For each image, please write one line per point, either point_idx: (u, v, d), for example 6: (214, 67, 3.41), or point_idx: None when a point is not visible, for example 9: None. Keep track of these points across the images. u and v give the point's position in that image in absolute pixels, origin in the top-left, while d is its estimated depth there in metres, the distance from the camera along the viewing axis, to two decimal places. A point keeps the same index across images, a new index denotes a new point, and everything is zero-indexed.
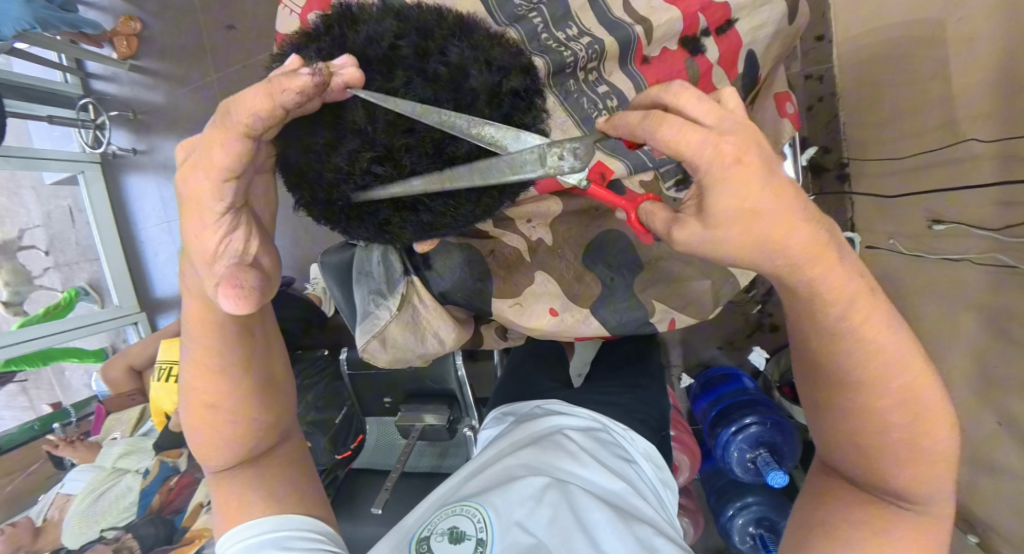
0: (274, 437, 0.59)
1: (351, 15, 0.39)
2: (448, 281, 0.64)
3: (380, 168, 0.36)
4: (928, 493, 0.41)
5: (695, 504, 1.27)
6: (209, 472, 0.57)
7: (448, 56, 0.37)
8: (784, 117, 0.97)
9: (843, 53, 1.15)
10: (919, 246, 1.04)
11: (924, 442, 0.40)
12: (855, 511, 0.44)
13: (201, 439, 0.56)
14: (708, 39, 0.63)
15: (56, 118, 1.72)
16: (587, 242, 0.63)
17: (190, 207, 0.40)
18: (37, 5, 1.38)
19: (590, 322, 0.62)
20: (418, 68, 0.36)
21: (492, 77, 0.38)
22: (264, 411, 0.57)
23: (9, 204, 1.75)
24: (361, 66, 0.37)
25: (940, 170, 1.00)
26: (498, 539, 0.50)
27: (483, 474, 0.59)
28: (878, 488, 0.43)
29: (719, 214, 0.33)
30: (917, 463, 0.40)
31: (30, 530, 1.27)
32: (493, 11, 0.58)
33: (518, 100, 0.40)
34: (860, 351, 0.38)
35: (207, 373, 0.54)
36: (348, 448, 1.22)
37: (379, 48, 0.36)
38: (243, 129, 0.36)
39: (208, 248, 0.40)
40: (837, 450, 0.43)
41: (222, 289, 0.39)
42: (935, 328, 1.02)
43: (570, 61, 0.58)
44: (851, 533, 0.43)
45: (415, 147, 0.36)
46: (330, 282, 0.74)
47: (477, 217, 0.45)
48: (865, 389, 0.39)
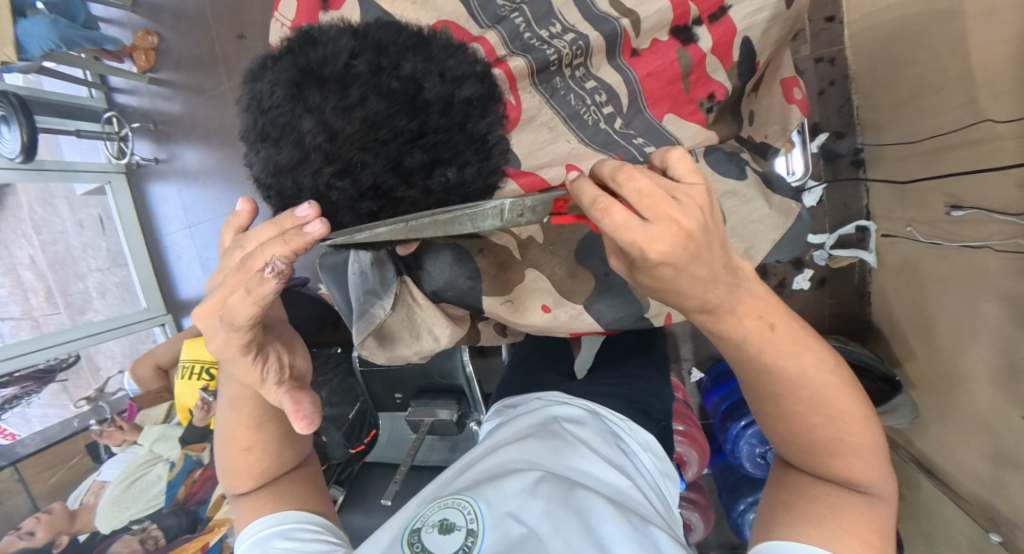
0: (296, 459, 0.63)
1: (310, 37, 0.41)
2: (438, 280, 0.65)
3: (340, 183, 0.38)
4: (871, 476, 0.44)
5: (705, 499, 1.25)
6: (233, 497, 0.61)
7: (401, 70, 0.39)
8: (791, 104, 0.93)
9: (855, 35, 1.18)
10: (941, 235, 1.02)
11: (849, 433, 0.43)
12: (814, 489, 0.45)
13: (231, 467, 0.60)
14: (701, 28, 0.63)
15: (82, 132, 1.79)
16: (580, 236, 0.62)
17: (229, 362, 0.49)
18: (61, 24, 1.44)
19: (584, 318, 0.64)
20: (374, 84, 0.37)
21: (444, 89, 0.40)
22: (282, 434, 0.60)
23: (45, 214, 1.85)
24: (316, 85, 0.37)
25: (962, 150, 0.95)
26: (489, 529, 0.51)
27: (477, 466, 0.60)
28: (830, 472, 0.44)
29: (654, 275, 0.36)
30: (848, 453, 0.43)
31: (65, 514, 1.34)
32: (475, 12, 0.60)
33: (471, 108, 0.43)
34: (780, 362, 0.41)
35: (240, 422, 0.58)
36: (363, 443, 1.30)
37: (335, 67, 0.37)
38: (248, 322, 0.45)
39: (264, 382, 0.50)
40: (797, 436, 0.44)
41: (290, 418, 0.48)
42: (959, 316, 0.99)
43: (554, 58, 0.59)
44: (814, 509, 0.44)
45: (371, 162, 0.37)
46: (329, 282, 0.76)
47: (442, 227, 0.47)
48: (790, 393, 0.43)
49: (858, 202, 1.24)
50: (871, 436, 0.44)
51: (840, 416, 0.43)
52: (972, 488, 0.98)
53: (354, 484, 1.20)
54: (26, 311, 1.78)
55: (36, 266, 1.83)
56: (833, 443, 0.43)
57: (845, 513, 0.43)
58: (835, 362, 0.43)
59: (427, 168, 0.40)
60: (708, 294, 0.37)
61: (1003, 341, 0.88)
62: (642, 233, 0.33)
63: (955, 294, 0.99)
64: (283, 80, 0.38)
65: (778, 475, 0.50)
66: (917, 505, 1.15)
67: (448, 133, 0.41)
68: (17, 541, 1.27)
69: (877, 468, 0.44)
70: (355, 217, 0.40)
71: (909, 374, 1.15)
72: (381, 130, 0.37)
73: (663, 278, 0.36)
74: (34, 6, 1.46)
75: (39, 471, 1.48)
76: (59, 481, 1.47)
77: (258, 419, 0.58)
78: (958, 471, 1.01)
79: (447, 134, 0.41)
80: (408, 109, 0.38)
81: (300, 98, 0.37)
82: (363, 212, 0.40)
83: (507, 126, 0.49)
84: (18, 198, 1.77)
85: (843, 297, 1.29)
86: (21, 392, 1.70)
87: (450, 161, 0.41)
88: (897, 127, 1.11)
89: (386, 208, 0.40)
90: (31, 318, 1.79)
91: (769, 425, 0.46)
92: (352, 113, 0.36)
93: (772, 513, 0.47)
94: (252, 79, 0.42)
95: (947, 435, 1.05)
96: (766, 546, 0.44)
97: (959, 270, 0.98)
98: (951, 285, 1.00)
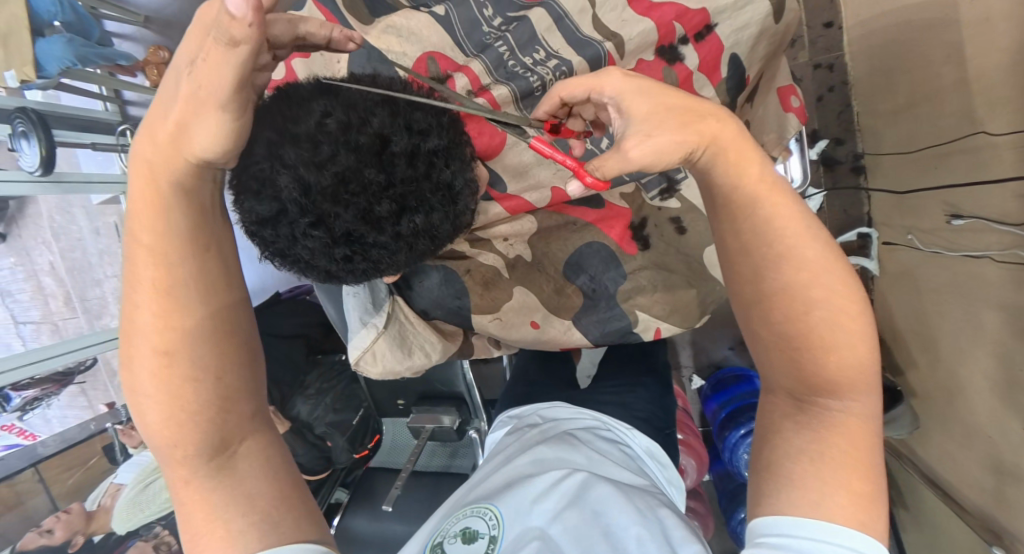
0: (246, 432, 0.51)
1: (289, 96, 0.47)
2: (428, 299, 0.70)
3: (315, 232, 0.45)
4: (854, 383, 0.41)
5: (704, 508, 1.27)
6: (171, 480, 0.48)
7: (368, 126, 0.45)
8: (788, 112, 0.94)
9: (853, 40, 1.17)
10: (941, 243, 1.01)
11: (846, 326, 0.40)
12: (796, 444, 0.42)
13: (154, 432, 0.47)
14: (687, 47, 0.66)
15: (99, 144, 1.79)
16: (565, 255, 0.70)
17: (166, 91, 0.41)
18: (77, 43, 1.48)
19: (573, 333, 0.69)
20: (343, 141, 0.44)
21: (411, 141, 0.47)
22: (231, 390, 0.49)
23: (63, 223, 1.86)
24: (291, 142, 0.44)
25: (960, 159, 0.94)
26: (510, 531, 0.51)
27: (496, 475, 0.61)
28: (817, 375, 0.41)
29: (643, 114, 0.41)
30: (840, 344, 0.40)
31: (84, 515, 1.39)
32: (461, 40, 0.63)
33: (436, 156, 0.49)
34: (837, 343, 0.40)
35: (163, 373, 0.46)
36: (365, 448, 1.29)
37: (308, 126, 0.44)
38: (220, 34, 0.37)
39: (213, 50, 0.37)
40: (791, 318, 0.41)
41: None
42: (959, 325, 0.98)
43: (537, 85, 0.63)
44: (792, 463, 0.42)
45: (342, 213, 0.44)
46: (323, 298, 0.78)
47: (414, 258, 0.54)
48: (790, 256, 0.40)
49: (858, 209, 1.24)
50: (866, 331, 0.41)
51: (839, 294, 0.40)
52: (976, 500, 0.96)
53: (357, 488, 1.23)
54: (46, 315, 1.85)
55: (55, 272, 1.88)
56: (828, 324, 0.40)
57: (830, 457, 0.41)
58: (827, 240, 0.41)
59: (394, 215, 0.47)
60: (763, 203, 0.41)
61: (1004, 352, 0.87)
62: (591, 78, 0.43)
63: (956, 301, 0.98)
64: (265, 140, 0.44)
65: None
66: (920, 516, 1.14)
67: (415, 180, 0.47)
68: (37, 538, 1.32)
69: (865, 372, 0.41)
70: (330, 259, 0.48)
71: (911, 383, 1.13)
72: (349, 181, 0.44)
73: (648, 109, 0.40)
74: (51, 25, 1.51)
75: (59, 471, 1.51)
76: (77, 482, 1.51)
77: (199, 374, 0.47)
78: (961, 482, 1.00)
79: (415, 182, 0.47)
80: (376, 163, 0.44)
81: (278, 155, 0.44)
82: (336, 254, 0.48)
83: (475, 166, 0.56)
84: (39, 207, 1.85)
85: None
86: (42, 393, 1.71)
87: (417, 207, 0.48)
88: (895, 134, 1.11)
89: (356, 250, 0.48)
90: (50, 323, 1.84)
91: (752, 320, 0.44)
92: (323, 168, 0.43)
93: (758, 480, 0.44)
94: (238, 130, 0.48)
95: (950, 443, 1.03)
96: (759, 522, 0.42)
97: (958, 279, 0.97)
98: (951, 292, 0.99)
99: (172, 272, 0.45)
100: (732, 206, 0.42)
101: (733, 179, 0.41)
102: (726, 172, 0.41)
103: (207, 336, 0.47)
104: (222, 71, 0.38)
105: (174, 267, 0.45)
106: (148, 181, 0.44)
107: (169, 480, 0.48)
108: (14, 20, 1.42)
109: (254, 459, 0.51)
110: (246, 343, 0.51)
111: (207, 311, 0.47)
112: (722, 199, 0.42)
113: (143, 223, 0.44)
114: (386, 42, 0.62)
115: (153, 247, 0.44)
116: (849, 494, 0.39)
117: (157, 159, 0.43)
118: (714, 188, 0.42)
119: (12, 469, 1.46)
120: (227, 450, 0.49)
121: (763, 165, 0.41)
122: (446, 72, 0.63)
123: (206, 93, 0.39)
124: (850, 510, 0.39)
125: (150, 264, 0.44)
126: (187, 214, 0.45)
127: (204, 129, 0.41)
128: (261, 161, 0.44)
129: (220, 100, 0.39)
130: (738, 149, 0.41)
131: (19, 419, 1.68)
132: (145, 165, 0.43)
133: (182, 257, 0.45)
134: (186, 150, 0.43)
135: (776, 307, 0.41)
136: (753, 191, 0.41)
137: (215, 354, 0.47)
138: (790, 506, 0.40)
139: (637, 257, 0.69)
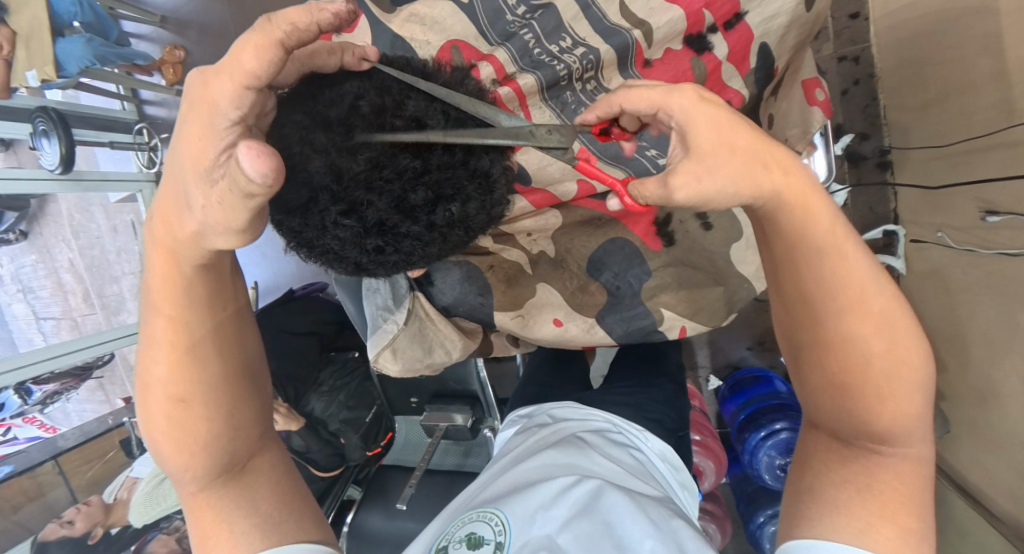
0: (257, 444, 0.51)
1: (319, 76, 0.46)
2: (449, 296, 0.69)
3: (346, 221, 0.44)
4: (907, 435, 0.40)
5: (722, 510, 1.26)
6: (182, 495, 0.48)
7: (405, 109, 0.44)
8: (813, 106, 0.90)
9: (879, 32, 1.14)
10: (975, 241, 0.97)
11: (903, 372, 0.38)
12: (845, 470, 0.42)
13: (160, 453, 0.47)
14: (716, 36, 0.64)
15: (116, 144, 1.81)
16: (588, 252, 0.68)
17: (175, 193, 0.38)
18: (96, 43, 1.51)
19: (597, 332, 0.68)
20: (377, 125, 0.42)
21: (447, 126, 0.45)
22: (238, 396, 0.48)
23: (81, 221, 1.87)
24: (323, 127, 0.42)
25: (994, 154, 0.90)
26: (515, 539, 0.49)
27: (502, 479, 0.60)
28: (868, 427, 0.40)
29: (699, 138, 0.35)
30: (896, 393, 0.39)
31: (103, 508, 1.40)
32: (485, 30, 0.62)
33: (473, 143, 0.47)
34: (890, 394, 0.39)
35: (161, 399, 0.45)
36: (379, 446, 1.32)
37: (340, 108, 0.43)
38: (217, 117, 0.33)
39: (226, 193, 0.34)
40: (843, 366, 0.39)
41: (245, 149, 0.32)
42: (993, 327, 0.94)
43: (564, 73, 0.62)
44: (838, 491, 0.42)
45: (375, 202, 0.43)
46: (341, 293, 0.78)
47: (446, 250, 0.53)
48: (854, 309, 0.38)
49: (884, 207, 1.20)
50: (923, 380, 0.39)
51: (901, 344, 0.38)
52: (1012, 510, 0.92)
53: (370, 486, 1.22)
54: (66, 311, 1.83)
55: (75, 269, 1.90)
56: (885, 376, 0.38)
57: (879, 491, 0.40)
58: (892, 288, 0.39)
59: (430, 203, 0.45)
60: (827, 245, 0.37)
61: None
62: (658, 95, 0.37)
63: (990, 303, 0.94)
64: (294, 123, 0.42)
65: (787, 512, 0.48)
66: (948, 524, 1.10)
67: (452, 168, 0.46)
68: (58, 529, 1.34)
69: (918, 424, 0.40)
70: (361, 249, 0.47)
71: (940, 387, 1.09)
72: (384, 169, 0.42)
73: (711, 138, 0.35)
74: (71, 26, 1.52)
75: (77, 464, 1.51)
76: (95, 476, 1.52)
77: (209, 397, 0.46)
78: (995, 489, 0.97)
79: (451, 170, 0.46)
80: (411, 149, 0.43)
81: (308, 138, 0.42)
82: (368, 245, 0.47)
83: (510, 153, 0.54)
84: (59, 206, 1.81)
85: None
86: (62, 387, 1.73)
87: (454, 196, 0.47)
88: (924, 128, 1.07)
89: (389, 239, 0.47)
90: (70, 319, 1.81)
91: (804, 361, 0.42)
92: (357, 154, 0.42)
93: (796, 502, 0.45)
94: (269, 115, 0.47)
95: (982, 449, 0.99)
96: (795, 543, 0.42)
97: (992, 279, 0.93)
98: (985, 292, 0.95)
99: (182, 324, 0.44)
100: (792, 253, 0.38)
101: (801, 229, 0.37)
102: (790, 221, 0.37)
103: (216, 376, 0.46)
104: (239, 212, 0.35)
105: (188, 327, 0.45)
106: (166, 262, 0.42)
107: (178, 493, 0.49)
108: (35, 22, 1.43)
109: (266, 473, 0.51)
110: (249, 362, 0.51)
111: (219, 333, 0.47)
112: (786, 243, 0.38)
113: (163, 293, 0.43)
114: (410, 32, 0.61)
115: (163, 304, 0.43)
116: (891, 525, 0.39)
117: (171, 246, 0.41)
118: (775, 229, 0.38)
119: (34, 462, 1.47)
120: (237, 465, 0.49)
121: (837, 215, 0.37)
122: (470, 61, 0.62)
123: (219, 220, 0.36)
124: (895, 542, 0.39)
125: (168, 328, 0.44)
126: (207, 286, 0.44)
127: (220, 240, 0.38)
128: (291, 146, 0.42)
129: (235, 226, 0.36)
130: (807, 198, 0.36)
131: (40, 412, 1.69)
132: (163, 248, 0.41)
133: (191, 303, 0.44)
134: (199, 248, 0.40)
135: (833, 354, 0.39)
136: (823, 239, 0.37)
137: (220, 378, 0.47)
138: (835, 533, 0.40)
139: (661, 253, 0.67)
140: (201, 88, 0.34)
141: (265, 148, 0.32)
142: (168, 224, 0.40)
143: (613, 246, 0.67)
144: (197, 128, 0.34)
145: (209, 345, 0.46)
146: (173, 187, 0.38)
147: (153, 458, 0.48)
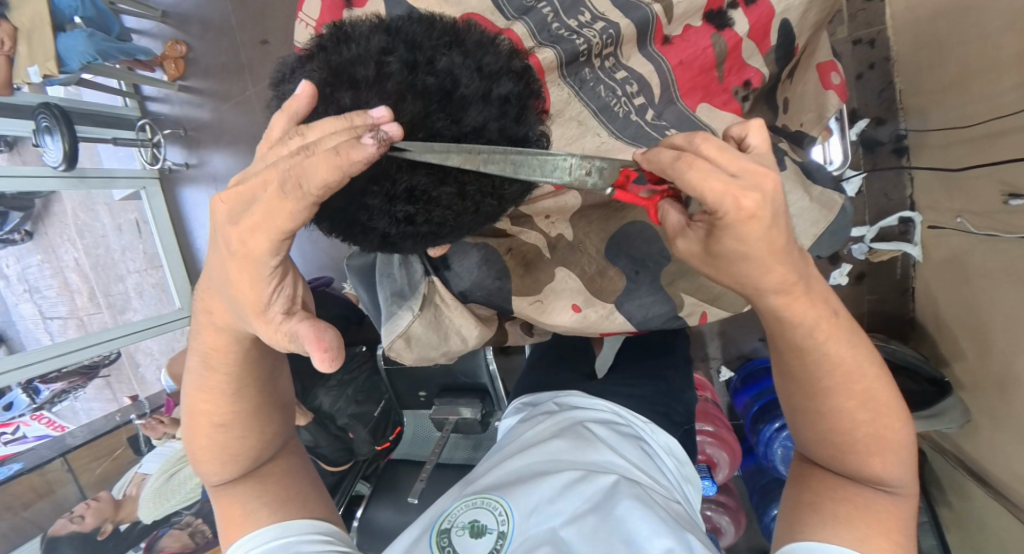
0: (276, 446, 0.54)
1: (343, 35, 0.45)
2: (466, 281, 0.67)
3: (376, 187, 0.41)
4: (905, 477, 0.45)
5: (735, 502, 1.24)
6: (211, 486, 0.52)
7: (437, 65, 0.42)
8: (828, 89, 0.86)
9: (896, 14, 1.12)
10: (996, 226, 0.94)
11: (887, 435, 0.45)
12: (843, 490, 0.46)
13: (196, 451, 0.51)
14: (737, 12, 0.63)
15: (120, 140, 1.81)
16: (608, 236, 0.67)
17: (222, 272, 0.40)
18: (99, 38, 1.49)
19: (613, 317, 0.66)
20: (408, 82, 0.41)
21: (482, 85, 0.43)
22: (264, 411, 0.52)
23: (86, 220, 1.86)
24: (350, 84, 0.41)
25: (1019, 134, 0.88)
26: (517, 529, 0.48)
27: (501, 465, 0.58)
28: (861, 472, 0.45)
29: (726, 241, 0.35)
30: (883, 450, 0.45)
31: (112, 503, 1.40)
32: (501, 4, 0.60)
33: (507, 104, 0.45)
34: (877, 466, 0.45)
35: (201, 404, 0.49)
36: (386, 440, 1.30)
37: (369, 62, 0.41)
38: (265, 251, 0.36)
39: (286, 337, 0.39)
40: (837, 433, 0.45)
41: (312, 351, 0.36)
42: (1011, 315, 0.92)
43: (583, 48, 0.59)
44: (837, 506, 0.45)
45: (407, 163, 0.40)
46: (354, 283, 0.77)
47: (478, 223, 0.50)
48: (842, 387, 0.44)
49: (900, 192, 1.18)
50: (904, 440, 0.46)
51: (882, 415, 0.44)
52: None
53: (379, 481, 1.20)
54: (72, 311, 1.81)
55: (81, 268, 1.87)
56: (870, 440, 0.44)
57: (876, 511, 0.44)
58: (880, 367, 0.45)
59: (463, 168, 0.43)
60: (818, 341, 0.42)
61: None
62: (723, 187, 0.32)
63: (1010, 289, 0.92)
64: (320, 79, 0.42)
65: (794, 515, 0.48)
66: (970, 515, 1.08)
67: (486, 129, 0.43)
68: (69, 524, 1.34)
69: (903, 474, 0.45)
70: (390, 219, 0.43)
71: (958, 376, 1.08)
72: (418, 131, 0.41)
73: (733, 246, 0.35)
74: (72, 21, 1.50)
75: (86, 461, 1.51)
76: (103, 472, 1.52)
77: (243, 411, 0.50)
78: (1012, 479, 0.95)
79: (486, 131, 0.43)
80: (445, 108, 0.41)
81: (335, 99, 0.41)
82: (397, 214, 0.42)
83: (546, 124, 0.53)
84: (63, 205, 1.78)
85: (883, 292, 1.24)
86: (69, 386, 1.72)
87: None
88: (945, 113, 1.05)
89: (420, 209, 0.43)
90: (77, 318, 1.80)
91: (800, 419, 0.48)
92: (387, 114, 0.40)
93: (797, 512, 0.48)
94: (291, 76, 0.46)
95: (999, 440, 0.98)
96: (796, 545, 0.44)
97: (1013, 263, 0.91)
98: (1006, 278, 0.93)
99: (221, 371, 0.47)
100: (779, 343, 0.44)
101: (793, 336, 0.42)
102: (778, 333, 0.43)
103: (248, 407, 0.50)
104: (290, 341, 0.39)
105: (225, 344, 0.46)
106: (219, 339, 0.45)
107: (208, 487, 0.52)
108: (37, 16, 1.42)
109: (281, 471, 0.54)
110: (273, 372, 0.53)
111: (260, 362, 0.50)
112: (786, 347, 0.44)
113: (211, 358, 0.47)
114: (424, 4, 0.59)
115: (208, 357, 0.47)
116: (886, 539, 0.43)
117: (227, 334, 0.45)
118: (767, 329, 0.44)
119: (42, 460, 1.46)
120: (258, 466, 0.52)
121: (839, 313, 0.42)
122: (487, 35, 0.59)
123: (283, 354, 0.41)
124: None
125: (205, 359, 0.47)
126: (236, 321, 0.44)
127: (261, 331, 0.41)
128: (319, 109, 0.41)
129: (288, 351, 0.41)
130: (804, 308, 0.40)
131: (48, 410, 1.67)
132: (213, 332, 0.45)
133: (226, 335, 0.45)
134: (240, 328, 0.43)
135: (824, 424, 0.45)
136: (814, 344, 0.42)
137: (257, 385, 0.50)
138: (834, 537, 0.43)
139: None
140: (238, 242, 0.37)
141: (333, 356, 0.37)
142: (218, 313, 0.43)
143: (630, 232, 0.66)
144: (239, 264, 0.37)
145: (246, 386, 0.49)
146: (218, 281, 0.41)
147: (188, 455, 0.52)
